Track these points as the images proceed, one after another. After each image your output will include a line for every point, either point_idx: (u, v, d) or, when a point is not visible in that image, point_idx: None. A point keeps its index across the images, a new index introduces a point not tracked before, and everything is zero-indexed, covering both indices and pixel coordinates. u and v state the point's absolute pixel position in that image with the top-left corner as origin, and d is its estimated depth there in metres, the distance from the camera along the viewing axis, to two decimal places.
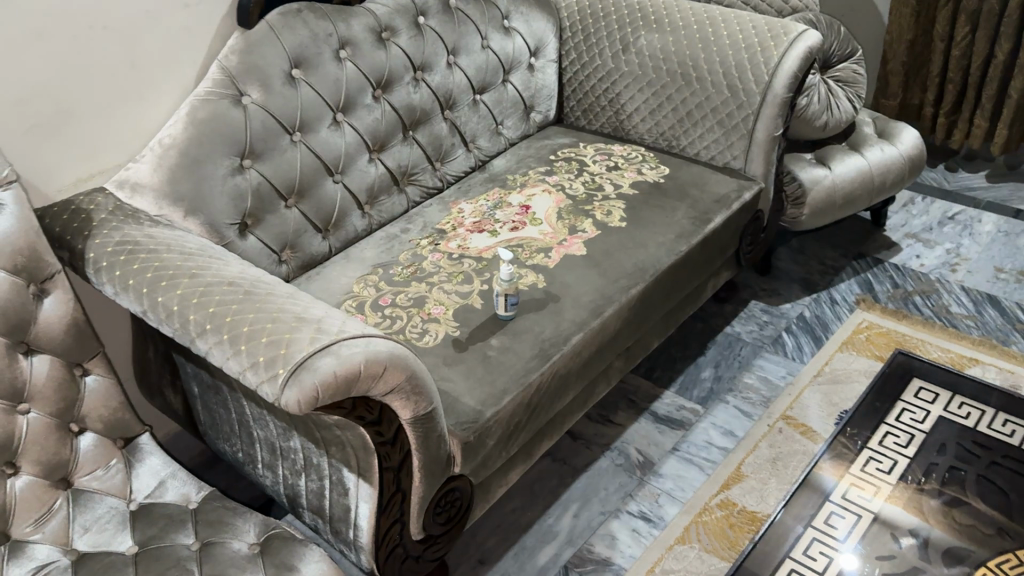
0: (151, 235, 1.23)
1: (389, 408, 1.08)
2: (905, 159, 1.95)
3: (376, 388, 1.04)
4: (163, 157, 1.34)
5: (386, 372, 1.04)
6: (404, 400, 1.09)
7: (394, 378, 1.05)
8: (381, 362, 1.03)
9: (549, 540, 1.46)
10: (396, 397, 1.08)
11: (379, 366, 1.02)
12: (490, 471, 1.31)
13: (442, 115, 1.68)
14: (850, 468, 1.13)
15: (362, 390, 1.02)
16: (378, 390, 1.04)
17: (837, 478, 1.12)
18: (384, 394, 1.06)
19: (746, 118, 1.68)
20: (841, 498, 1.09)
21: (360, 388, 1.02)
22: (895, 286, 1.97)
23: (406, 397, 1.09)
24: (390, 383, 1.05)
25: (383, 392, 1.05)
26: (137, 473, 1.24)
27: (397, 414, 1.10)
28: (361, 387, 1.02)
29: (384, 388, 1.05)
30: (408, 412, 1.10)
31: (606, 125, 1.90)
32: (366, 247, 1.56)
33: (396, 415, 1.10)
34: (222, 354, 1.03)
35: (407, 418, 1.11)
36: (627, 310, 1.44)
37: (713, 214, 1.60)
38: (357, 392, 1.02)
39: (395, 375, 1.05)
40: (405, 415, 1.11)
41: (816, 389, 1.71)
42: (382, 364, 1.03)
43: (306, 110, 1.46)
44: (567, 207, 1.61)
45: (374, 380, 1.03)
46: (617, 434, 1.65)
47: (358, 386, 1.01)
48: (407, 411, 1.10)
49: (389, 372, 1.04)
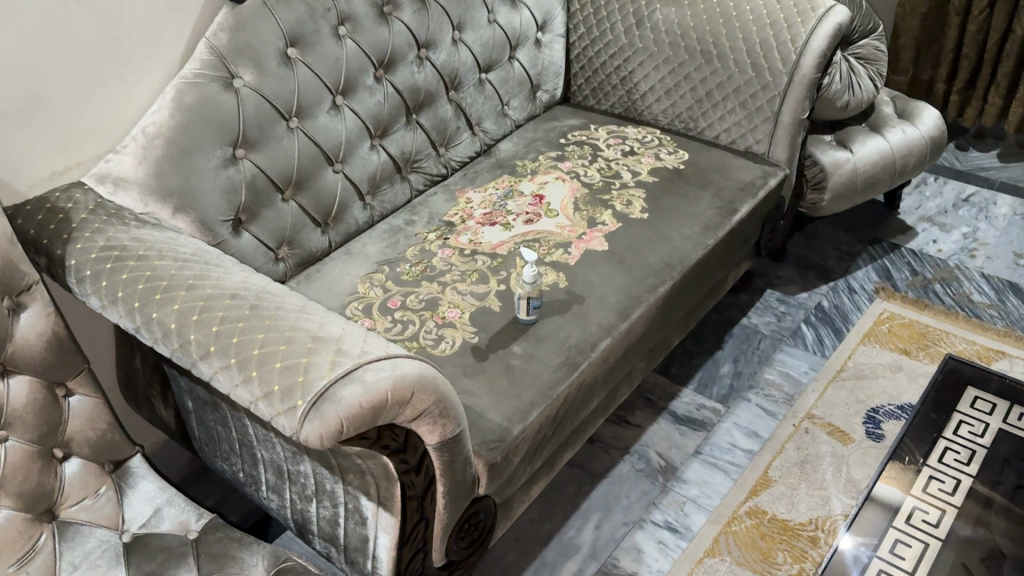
0: (139, 237, 1.11)
1: (415, 432, 0.98)
2: (926, 140, 1.87)
3: (403, 413, 0.93)
4: (148, 148, 1.21)
5: (414, 396, 0.93)
6: (431, 424, 0.98)
7: (422, 401, 0.95)
8: (409, 386, 0.92)
9: (571, 554, 1.38)
10: (423, 421, 0.97)
11: (407, 391, 0.92)
12: (514, 488, 1.22)
13: (447, 96, 1.56)
14: (912, 488, 1.05)
15: (388, 418, 0.91)
16: (405, 416, 0.94)
17: (899, 499, 1.03)
18: (411, 419, 0.95)
19: (771, 100, 1.58)
20: (905, 523, 1.01)
21: (387, 416, 0.91)
22: (914, 274, 1.89)
23: (433, 421, 0.98)
24: (417, 407, 0.95)
25: (410, 417, 0.95)
26: (129, 501, 1.13)
27: (422, 439, 1.00)
28: (387, 415, 0.91)
29: (411, 413, 0.95)
30: (434, 437, 1.00)
31: (617, 104, 1.79)
32: (369, 241, 1.44)
33: (422, 440, 1.00)
34: (229, 381, 0.91)
35: (433, 442, 1.01)
36: (655, 310, 1.34)
37: (739, 204, 1.51)
38: (383, 421, 0.91)
39: (423, 398, 0.95)
40: (432, 439, 1.00)
41: (841, 385, 1.63)
42: (409, 387, 0.92)
43: (304, 94, 1.33)
44: (584, 197, 1.50)
45: (401, 406, 0.92)
46: (636, 436, 1.56)
47: (384, 414, 0.90)
48: (434, 436, 1.00)
49: (416, 396, 0.93)
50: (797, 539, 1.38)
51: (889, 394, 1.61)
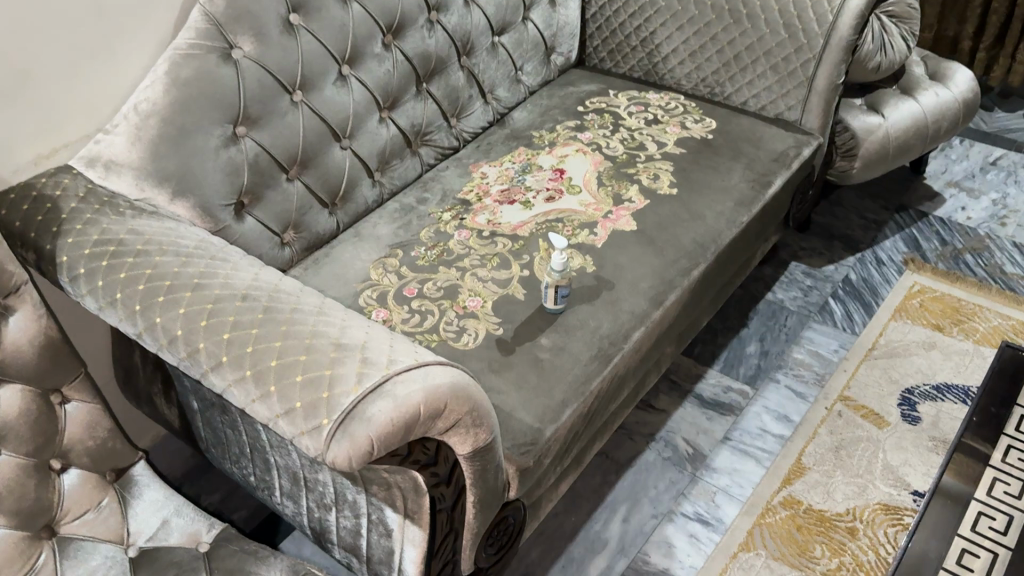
0: (136, 229, 1.01)
1: (446, 444, 0.90)
2: (959, 103, 1.77)
3: (435, 426, 0.85)
4: (141, 128, 1.10)
5: (447, 407, 0.85)
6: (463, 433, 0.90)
7: (455, 410, 0.87)
8: (440, 395, 0.84)
9: (599, 550, 1.31)
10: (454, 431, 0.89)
11: (439, 402, 0.84)
12: (544, 489, 1.15)
13: (459, 62, 1.45)
14: (980, 491, 1.10)
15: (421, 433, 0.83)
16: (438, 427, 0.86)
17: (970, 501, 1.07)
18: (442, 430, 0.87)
19: (805, 64, 1.47)
20: (972, 531, 1.08)
21: (419, 430, 0.83)
22: (943, 244, 1.81)
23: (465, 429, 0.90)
24: (450, 417, 0.87)
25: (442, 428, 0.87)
26: (134, 512, 1.05)
27: (454, 448, 0.92)
28: (420, 429, 0.83)
29: (443, 424, 0.86)
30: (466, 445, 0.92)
31: (636, 68, 1.68)
32: (379, 222, 1.35)
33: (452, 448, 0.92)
34: (244, 395, 0.83)
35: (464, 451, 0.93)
36: (688, 295, 1.26)
37: (772, 176, 1.42)
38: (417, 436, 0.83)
39: (456, 407, 0.87)
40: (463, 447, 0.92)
41: (873, 365, 1.56)
42: (441, 397, 0.84)
43: (308, 65, 1.22)
44: (608, 172, 1.40)
45: (434, 418, 0.84)
46: (661, 422, 1.49)
47: (417, 428, 0.82)
48: (465, 443, 0.92)
49: (448, 407, 0.85)
50: (834, 531, 1.32)
51: (924, 373, 1.54)
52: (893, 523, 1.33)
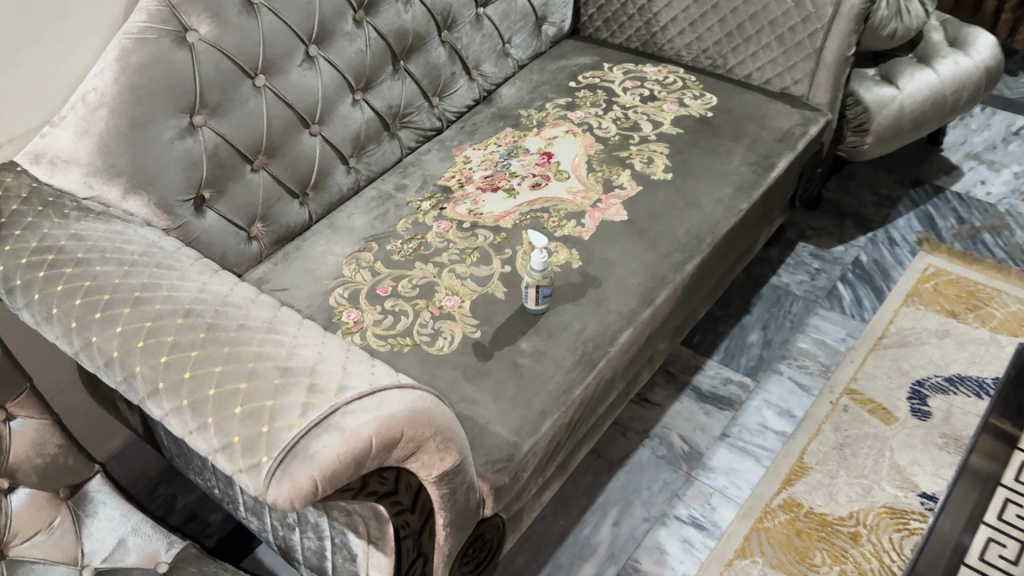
0: (79, 233, 0.94)
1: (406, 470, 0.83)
2: (980, 72, 1.66)
3: (391, 455, 0.78)
4: (89, 120, 1.02)
5: (403, 434, 0.78)
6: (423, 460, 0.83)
7: (413, 437, 0.79)
8: (395, 422, 0.76)
9: (588, 557, 1.25)
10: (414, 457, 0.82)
11: (394, 430, 0.76)
12: (524, 500, 1.08)
13: (440, 38, 1.36)
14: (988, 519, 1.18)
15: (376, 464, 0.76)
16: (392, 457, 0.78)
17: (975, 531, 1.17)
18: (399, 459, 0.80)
19: (813, 34, 1.36)
20: (978, 558, 1.14)
21: (373, 462, 0.75)
22: (960, 222, 1.71)
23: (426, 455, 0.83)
24: (405, 445, 0.79)
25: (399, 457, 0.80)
26: (89, 531, 0.99)
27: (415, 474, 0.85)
28: (373, 460, 0.75)
29: (401, 452, 0.79)
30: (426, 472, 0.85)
31: (633, 38, 1.58)
32: (355, 212, 1.27)
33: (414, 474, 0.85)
34: (183, 426, 0.76)
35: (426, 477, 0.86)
36: (681, 291, 1.18)
37: (775, 158, 1.32)
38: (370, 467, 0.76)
39: (415, 433, 0.79)
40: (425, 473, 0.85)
41: (882, 355, 1.48)
42: (396, 424, 0.77)
43: (272, 46, 1.14)
44: (598, 155, 1.32)
45: (389, 448, 0.77)
46: (656, 417, 1.42)
47: (370, 460, 0.75)
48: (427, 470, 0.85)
49: (407, 433, 0.78)
50: (836, 537, 1.25)
51: (935, 364, 1.46)
52: (899, 527, 1.25)
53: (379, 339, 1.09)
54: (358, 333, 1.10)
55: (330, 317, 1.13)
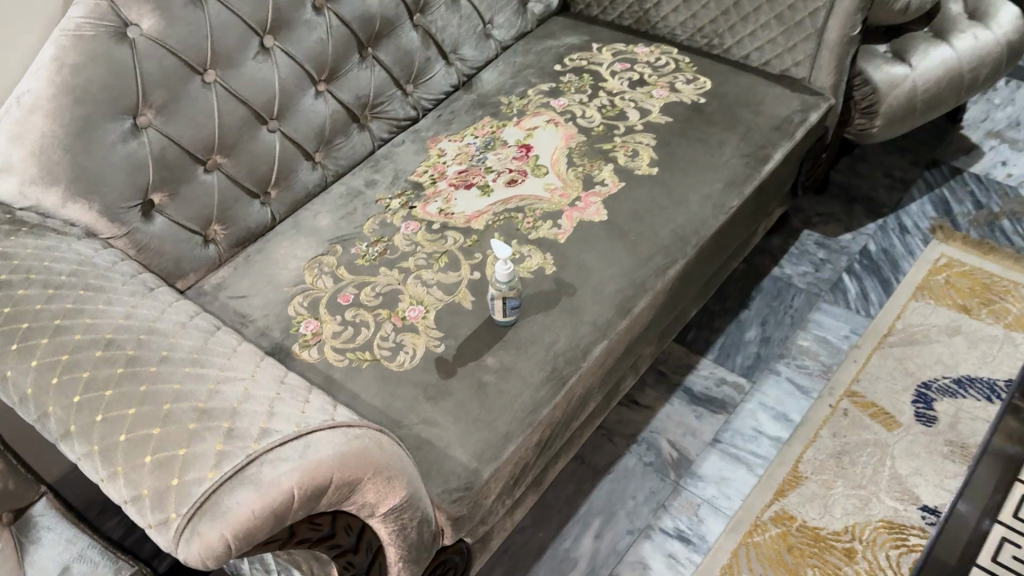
0: (5, 251, 0.88)
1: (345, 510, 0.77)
2: (1001, 46, 1.55)
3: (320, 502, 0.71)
4: (25, 125, 0.94)
5: (333, 480, 0.70)
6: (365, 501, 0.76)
7: (347, 481, 0.72)
8: (322, 469, 0.69)
9: (567, 572, 1.19)
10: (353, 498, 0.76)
11: (320, 478, 0.69)
12: (492, 523, 1.02)
13: (412, 22, 1.27)
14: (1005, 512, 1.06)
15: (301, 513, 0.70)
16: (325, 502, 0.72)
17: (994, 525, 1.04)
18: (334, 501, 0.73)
19: (815, 12, 1.26)
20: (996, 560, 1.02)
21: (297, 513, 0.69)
22: (978, 207, 1.61)
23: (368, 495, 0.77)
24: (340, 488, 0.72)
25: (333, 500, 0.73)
26: (33, 558, 0.95)
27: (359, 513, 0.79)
28: (296, 511, 0.69)
29: (332, 496, 0.72)
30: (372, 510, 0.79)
31: (624, 16, 1.49)
32: (320, 211, 1.21)
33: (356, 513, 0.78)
34: (95, 473, 0.70)
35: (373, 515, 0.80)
36: (663, 297, 1.10)
37: (771, 148, 1.23)
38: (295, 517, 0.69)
39: (349, 477, 0.72)
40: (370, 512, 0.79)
41: (887, 354, 1.39)
42: (324, 472, 0.69)
43: (221, 39, 1.06)
44: (580, 148, 1.23)
45: (316, 496, 0.70)
46: (645, 420, 1.35)
47: (292, 511, 0.68)
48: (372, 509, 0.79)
49: (337, 479, 0.71)
50: (830, 553, 1.18)
51: (944, 364, 1.37)
52: (898, 544, 1.18)
53: (337, 353, 1.03)
54: (316, 346, 1.04)
55: (288, 327, 1.07)
